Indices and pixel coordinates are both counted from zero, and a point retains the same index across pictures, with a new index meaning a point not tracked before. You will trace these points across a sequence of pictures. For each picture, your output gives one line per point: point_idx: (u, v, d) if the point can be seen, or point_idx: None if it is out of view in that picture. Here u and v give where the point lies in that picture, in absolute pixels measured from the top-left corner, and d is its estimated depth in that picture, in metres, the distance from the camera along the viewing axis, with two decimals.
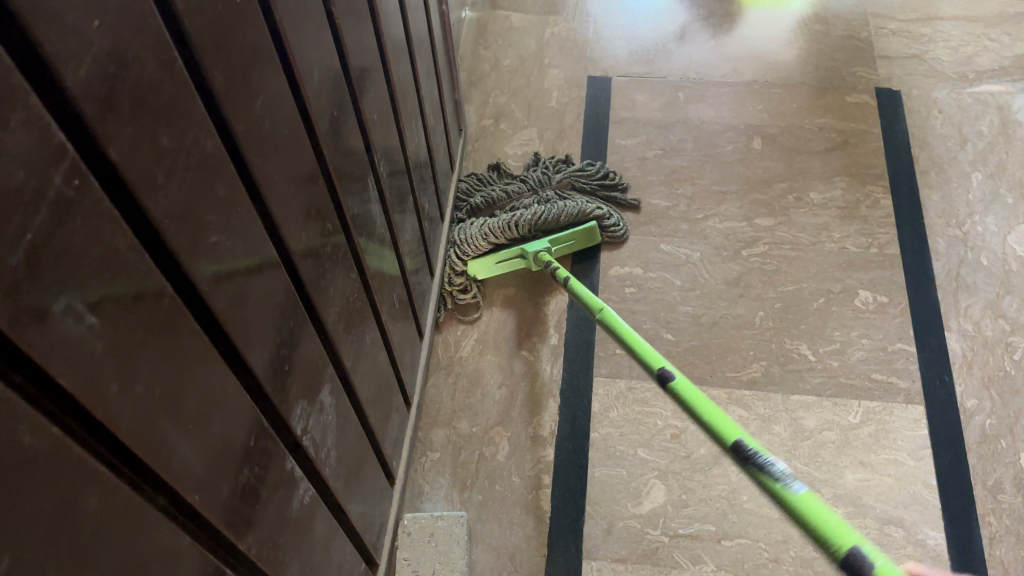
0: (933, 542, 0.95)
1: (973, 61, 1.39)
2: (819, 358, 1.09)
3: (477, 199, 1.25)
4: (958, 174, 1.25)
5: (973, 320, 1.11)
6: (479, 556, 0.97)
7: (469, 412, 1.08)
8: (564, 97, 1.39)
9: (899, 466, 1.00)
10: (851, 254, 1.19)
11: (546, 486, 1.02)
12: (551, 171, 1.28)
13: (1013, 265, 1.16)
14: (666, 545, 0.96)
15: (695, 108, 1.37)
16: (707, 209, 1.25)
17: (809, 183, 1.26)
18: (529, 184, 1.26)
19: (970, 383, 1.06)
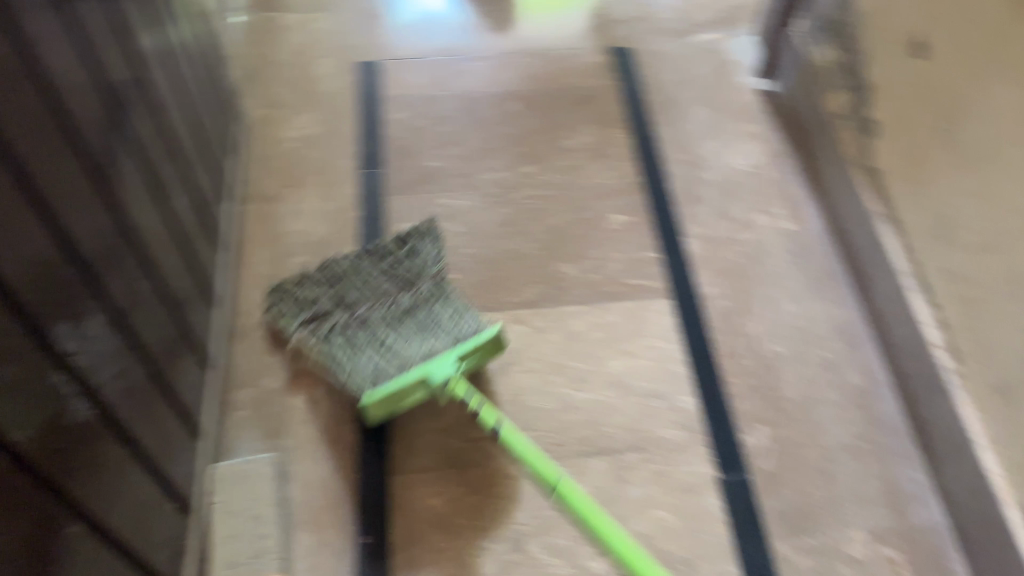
0: (687, 406, 1.10)
1: (690, 17, 1.62)
2: (583, 274, 1.24)
3: (334, 298, 1.11)
4: (684, 110, 1.45)
5: (706, 225, 1.29)
6: (292, 492, 1.03)
7: (271, 370, 1.14)
8: (337, 83, 1.50)
9: (656, 349, 1.15)
10: (603, 186, 1.35)
11: (349, 421, 1.09)
12: (426, 264, 1.13)
13: (734, 176, 1.35)
14: (464, 450, 1.07)
15: (458, 80, 1.50)
16: (477, 165, 1.38)
17: (562, 133, 1.43)
18: (403, 276, 1.12)
19: (708, 274, 1.23)
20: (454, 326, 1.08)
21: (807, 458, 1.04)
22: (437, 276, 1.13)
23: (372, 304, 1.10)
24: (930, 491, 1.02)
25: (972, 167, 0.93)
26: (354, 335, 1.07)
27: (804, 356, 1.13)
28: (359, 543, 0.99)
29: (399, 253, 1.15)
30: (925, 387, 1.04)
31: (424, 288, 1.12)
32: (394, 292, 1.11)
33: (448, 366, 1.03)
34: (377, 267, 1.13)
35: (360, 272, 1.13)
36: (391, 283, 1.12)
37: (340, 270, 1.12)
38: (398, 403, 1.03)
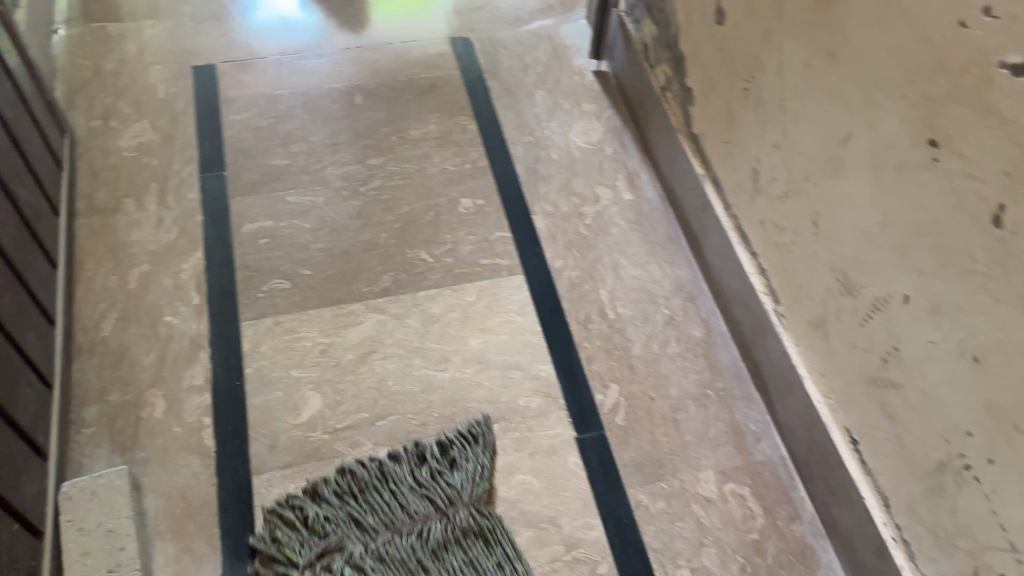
0: (544, 373, 1.13)
1: (525, 6, 1.67)
2: (437, 258, 1.26)
3: (357, 526, 0.96)
4: (525, 94, 1.50)
5: (551, 202, 1.34)
6: (150, 503, 1.00)
7: (119, 383, 1.10)
8: (172, 88, 1.46)
9: (511, 323, 1.19)
10: (450, 172, 1.38)
11: (207, 426, 1.07)
12: (460, 476, 1.01)
13: (575, 154, 1.40)
14: (328, 441, 1.07)
15: (299, 79, 1.50)
16: (323, 160, 1.38)
17: (407, 123, 1.44)
18: (438, 495, 0.99)
19: (556, 247, 1.28)
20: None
21: (657, 409, 1.10)
22: (476, 501, 0.99)
23: (395, 529, 0.96)
24: (772, 428, 1.09)
25: (773, 122, 1.01)
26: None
27: (647, 315, 1.20)
28: (225, 545, 0.98)
29: (436, 457, 1.02)
30: (755, 331, 1.11)
31: (458, 516, 0.97)
32: (426, 516, 0.97)
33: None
34: (412, 478, 1.01)
35: (389, 490, 1.00)
36: (427, 506, 0.98)
37: (366, 483, 1.00)
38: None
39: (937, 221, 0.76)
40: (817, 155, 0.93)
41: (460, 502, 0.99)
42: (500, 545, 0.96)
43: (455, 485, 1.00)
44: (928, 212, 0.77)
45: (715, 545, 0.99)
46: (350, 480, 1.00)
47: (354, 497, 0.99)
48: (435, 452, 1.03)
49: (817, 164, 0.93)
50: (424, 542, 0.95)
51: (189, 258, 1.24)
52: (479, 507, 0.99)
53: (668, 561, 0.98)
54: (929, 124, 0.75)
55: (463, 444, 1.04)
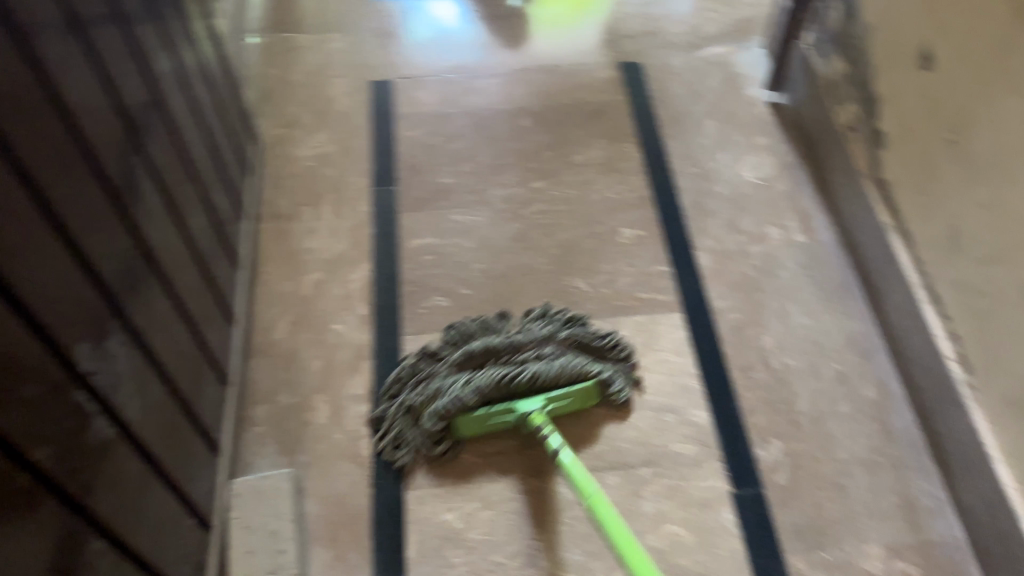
0: (700, 419, 1.09)
1: (699, 31, 1.63)
2: (595, 288, 1.25)
3: (466, 352, 1.09)
4: (695, 124, 1.46)
5: (717, 238, 1.30)
6: (309, 507, 1.04)
7: (288, 386, 1.16)
8: (351, 101, 1.52)
9: (668, 363, 1.15)
10: (613, 201, 1.36)
11: (365, 436, 1.11)
12: (558, 325, 1.14)
13: (744, 189, 1.35)
14: (478, 464, 1.07)
15: (469, 98, 1.52)
16: (489, 181, 1.39)
17: (573, 148, 1.44)
18: (534, 331, 1.12)
19: (719, 287, 1.24)
20: (562, 367, 1.05)
21: (821, 470, 1.04)
22: (570, 338, 1.12)
23: (488, 351, 1.09)
24: (949, 507, 1.02)
25: (982, 180, 0.93)
26: (462, 378, 1.06)
27: (815, 369, 1.14)
28: (376, 558, 1.00)
29: (551, 316, 1.16)
30: (938, 400, 1.03)
31: (549, 348, 1.10)
32: (520, 345, 1.10)
33: (535, 404, 1.02)
34: (516, 328, 1.15)
35: (490, 333, 1.14)
36: (525, 337, 1.11)
37: (471, 327, 1.15)
38: (488, 425, 1.03)
39: None
40: None
41: (566, 336, 1.12)
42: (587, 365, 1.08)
43: (566, 337, 1.12)
44: None
45: None
46: (465, 326, 1.15)
47: (465, 334, 1.13)
48: (555, 314, 1.17)
49: None
50: (520, 351, 1.09)
51: (358, 269, 1.28)
52: (573, 345, 1.12)
53: None
54: None
55: (571, 319, 1.16)
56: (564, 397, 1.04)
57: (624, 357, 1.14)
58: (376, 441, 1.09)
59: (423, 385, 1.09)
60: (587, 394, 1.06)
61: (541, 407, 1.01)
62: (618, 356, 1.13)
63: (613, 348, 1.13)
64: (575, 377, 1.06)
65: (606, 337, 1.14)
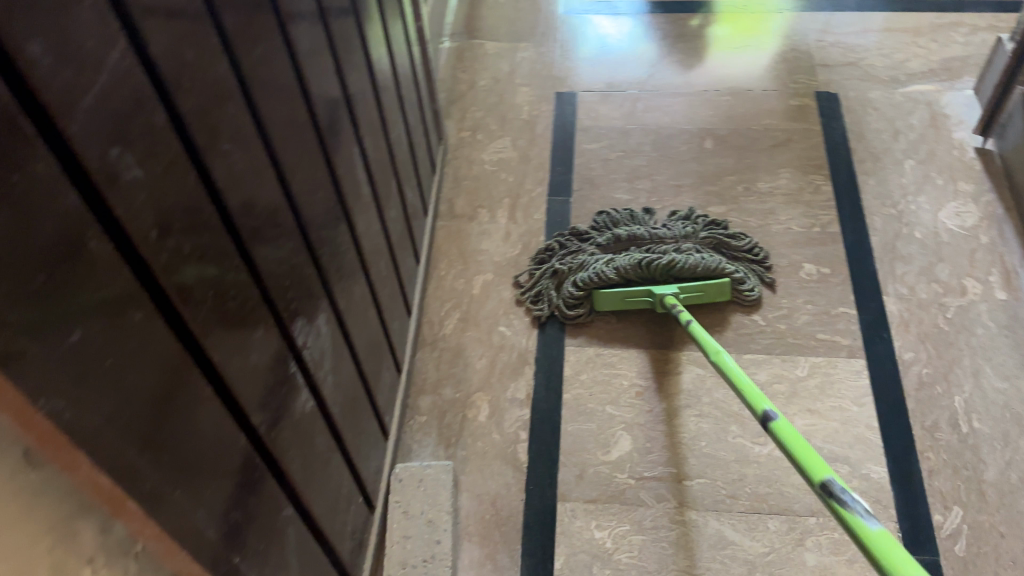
0: (876, 476, 1.04)
1: (902, 67, 1.55)
2: (769, 322, 1.20)
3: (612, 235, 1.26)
4: (891, 162, 1.38)
5: (908, 285, 1.22)
6: (464, 503, 1.06)
7: (453, 380, 1.19)
8: (535, 110, 1.55)
9: (843, 411, 1.10)
10: (797, 234, 1.30)
11: (523, 440, 1.12)
12: (699, 227, 1.28)
13: (942, 236, 1.27)
14: (633, 486, 1.06)
15: (652, 116, 1.51)
16: (666, 200, 1.37)
17: (757, 175, 1.39)
18: (677, 229, 1.27)
19: (907, 337, 1.16)
20: (698, 262, 1.19)
21: (1008, 549, 0.96)
22: (709, 238, 1.26)
23: (634, 240, 1.25)
24: None
25: None
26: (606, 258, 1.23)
27: (1008, 438, 1.05)
28: (524, 563, 1.01)
29: (690, 218, 1.31)
30: None
31: (688, 244, 1.24)
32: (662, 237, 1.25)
33: (669, 289, 1.16)
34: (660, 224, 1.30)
35: (635, 222, 1.30)
36: (667, 232, 1.26)
37: (618, 216, 1.31)
38: (624, 304, 1.19)
39: None
40: None
41: (706, 236, 1.26)
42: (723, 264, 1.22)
43: (707, 237, 1.26)
44: None
45: None
46: (614, 214, 1.31)
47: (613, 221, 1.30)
48: (698, 217, 1.31)
49: None
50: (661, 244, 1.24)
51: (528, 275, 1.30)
52: (710, 245, 1.26)
53: None
54: None
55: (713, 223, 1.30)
56: (696, 288, 1.18)
57: (759, 258, 1.26)
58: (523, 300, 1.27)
59: (570, 256, 1.27)
60: (719, 289, 1.18)
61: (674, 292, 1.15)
62: (753, 258, 1.26)
63: (749, 251, 1.26)
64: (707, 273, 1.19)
65: (745, 240, 1.27)
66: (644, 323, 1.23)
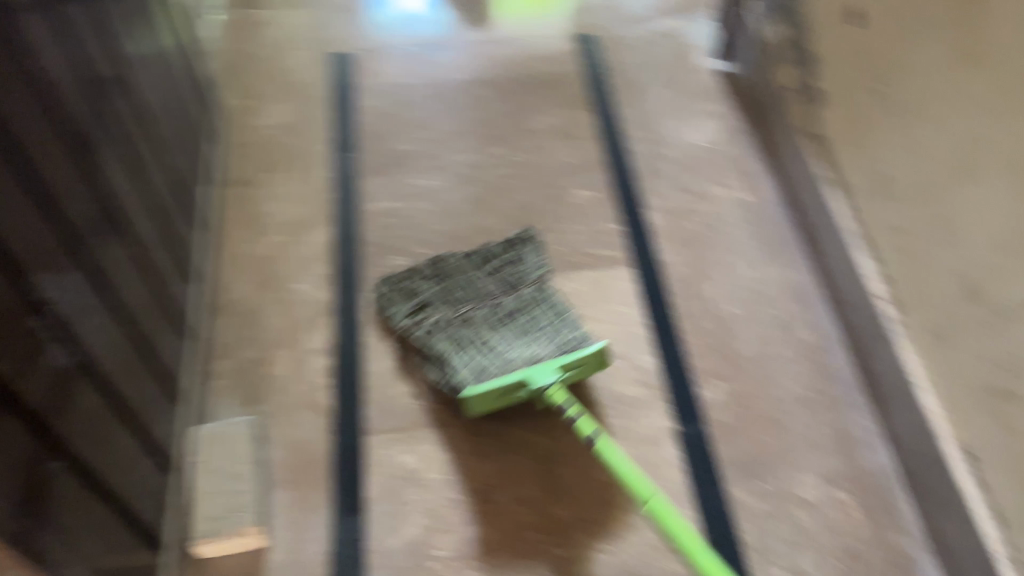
0: (648, 364, 1.15)
1: (652, 5, 1.69)
2: (549, 246, 1.29)
3: (446, 292, 1.15)
4: (647, 91, 1.51)
5: (666, 197, 1.35)
6: (270, 453, 1.08)
7: (250, 340, 1.19)
8: (312, 74, 1.56)
9: (618, 314, 1.21)
10: (568, 164, 1.40)
11: (324, 386, 1.14)
12: (522, 262, 1.20)
13: (692, 152, 1.41)
14: (436, 410, 1.12)
15: (428, 69, 1.56)
16: (447, 147, 1.43)
17: (529, 115, 1.47)
18: (507, 276, 1.17)
19: (668, 242, 1.29)
20: (550, 328, 1.09)
21: (762, 408, 1.10)
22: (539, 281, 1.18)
23: (475, 303, 1.13)
24: (879, 437, 1.07)
25: (905, 125, 0.99)
26: (454, 333, 1.09)
27: (757, 315, 1.19)
28: (334, 497, 1.04)
29: (505, 252, 1.21)
30: (871, 338, 1.09)
31: (525, 291, 1.15)
32: (495, 292, 1.15)
33: (550, 377, 1.02)
34: (487, 266, 1.19)
35: (464, 268, 1.18)
36: (500, 285, 1.16)
37: (445, 264, 1.18)
38: (500, 400, 1.03)
39: None
40: (950, 159, 0.90)
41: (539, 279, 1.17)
42: (556, 302, 1.13)
43: (536, 276, 1.18)
44: None
45: (813, 548, 0.98)
46: (440, 263, 1.18)
47: (437, 268, 1.17)
48: (518, 242, 1.22)
49: (948, 166, 0.90)
50: (499, 297, 1.14)
51: (318, 231, 1.32)
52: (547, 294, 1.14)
53: (763, 559, 0.97)
54: None
55: (522, 237, 1.23)
56: (573, 368, 1.04)
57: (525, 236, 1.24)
58: (315, 256, 1.29)
59: (416, 323, 1.13)
60: (596, 358, 1.05)
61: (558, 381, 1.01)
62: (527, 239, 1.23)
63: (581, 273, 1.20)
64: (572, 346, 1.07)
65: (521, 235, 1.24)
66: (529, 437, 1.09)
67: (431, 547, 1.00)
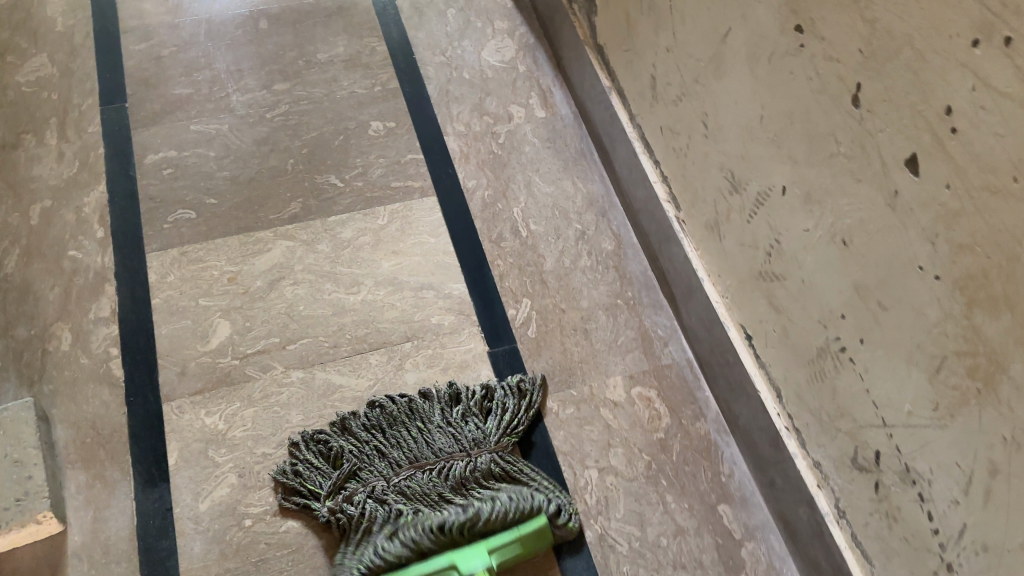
0: (457, 292, 1.15)
1: None
2: (347, 182, 1.24)
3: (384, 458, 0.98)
4: (437, 13, 1.45)
5: (464, 122, 1.32)
6: (58, 434, 1.00)
7: (24, 317, 1.09)
8: (69, 20, 1.41)
9: (423, 244, 1.19)
10: (360, 95, 1.34)
11: (115, 356, 1.06)
12: (482, 412, 1.02)
13: (487, 73, 1.38)
14: (238, 366, 1.07)
15: (200, 5, 1.43)
16: (228, 87, 1.33)
17: (315, 46, 1.39)
18: (465, 435, 0.99)
19: (468, 168, 1.27)
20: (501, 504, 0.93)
21: (568, 321, 1.12)
22: (506, 442, 1.00)
23: (419, 465, 0.97)
24: (678, 332, 1.11)
25: (664, 25, 1.00)
26: (387, 520, 0.92)
27: (559, 231, 1.21)
28: (136, 471, 0.98)
29: (468, 400, 1.03)
30: (661, 239, 1.13)
31: (483, 455, 0.98)
32: (448, 454, 0.98)
33: (480, 562, 0.89)
34: (439, 417, 1.01)
35: (411, 421, 1.01)
36: (451, 442, 0.99)
37: (390, 411, 1.01)
38: None
39: (804, 107, 0.77)
40: (703, 54, 0.93)
41: (503, 441, 0.99)
42: (524, 478, 0.97)
43: (503, 433, 1.00)
44: (796, 100, 0.78)
45: (622, 446, 1.02)
46: (383, 416, 1.01)
47: (377, 430, 1.00)
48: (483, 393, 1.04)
49: (703, 62, 0.93)
50: (449, 462, 0.97)
51: (92, 191, 1.21)
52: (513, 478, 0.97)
53: (576, 463, 1.00)
54: (794, 9, 0.75)
55: (516, 388, 1.04)
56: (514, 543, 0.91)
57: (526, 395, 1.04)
58: (90, 219, 1.18)
59: (341, 494, 0.95)
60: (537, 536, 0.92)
61: (487, 567, 0.88)
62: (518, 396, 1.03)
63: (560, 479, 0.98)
64: (526, 516, 0.92)
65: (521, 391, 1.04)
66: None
67: (245, 505, 0.97)
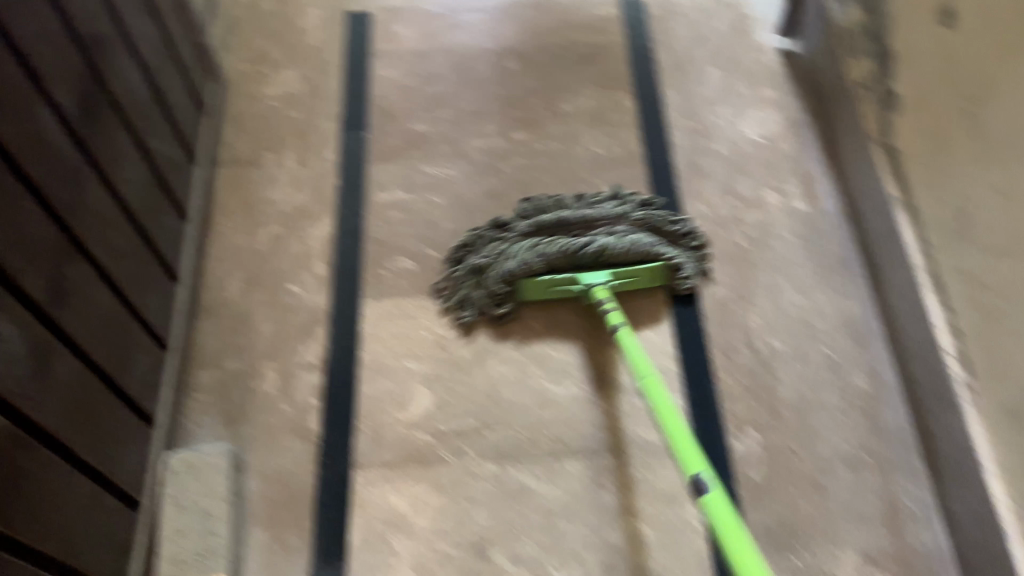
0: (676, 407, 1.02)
1: None
2: None
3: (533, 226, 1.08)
4: (696, 72, 1.32)
5: (709, 202, 1.18)
6: (250, 484, 0.98)
7: (237, 348, 1.09)
8: (324, 35, 1.40)
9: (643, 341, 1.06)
10: (600, 156, 1.23)
11: (314, 408, 1.04)
12: (632, 207, 1.10)
13: (744, 147, 1.24)
14: (433, 444, 1.01)
15: (451, 35, 1.38)
16: (467, 130, 1.27)
17: (560, 95, 1.30)
18: (606, 209, 1.09)
19: (706, 258, 1.13)
20: (630, 248, 1.03)
21: (800, 469, 0.97)
22: (644, 220, 1.08)
23: (562, 227, 1.07)
24: (936, 511, 0.94)
25: (999, 158, 0.81)
26: (530, 242, 1.06)
27: (804, 354, 1.04)
28: (316, 542, 0.95)
29: (621, 199, 1.12)
30: (935, 399, 0.94)
31: (622, 227, 1.07)
32: (592, 222, 1.07)
33: (601, 277, 1.02)
34: (587, 203, 1.11)
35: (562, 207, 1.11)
36: (594, 214, 1.07)
37: (543, 203, 1.12)
38: (551, 292, 1.04)
39: None
40: None
41: (642, 217, 1.08)
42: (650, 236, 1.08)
43: (648, 219, 1.09)
44: None
45: None
46: (542, 202, 1.11)
47: (533, 208, 1.11)
48: (632, 197, 1.13)
49: None
50: (591, 228, 1.07)
51: (318, 224, 1.19)
52: (645, 228, 1.09)
53: None
54: None
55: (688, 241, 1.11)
56: (632, 272, 1.04)
57: (696, 246, 1.11)
58: (312, 254, 1.16)
59: (490, 249, 1.09)
60: (650, 274, 1.05)
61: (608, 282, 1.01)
62: (689, 244, 1.11)
63: (686, 237, 1.11)
64: (647, 256, 1.04)
65: (679, 225, 1.11)
66: (577, 317, 1.08)
67: None
